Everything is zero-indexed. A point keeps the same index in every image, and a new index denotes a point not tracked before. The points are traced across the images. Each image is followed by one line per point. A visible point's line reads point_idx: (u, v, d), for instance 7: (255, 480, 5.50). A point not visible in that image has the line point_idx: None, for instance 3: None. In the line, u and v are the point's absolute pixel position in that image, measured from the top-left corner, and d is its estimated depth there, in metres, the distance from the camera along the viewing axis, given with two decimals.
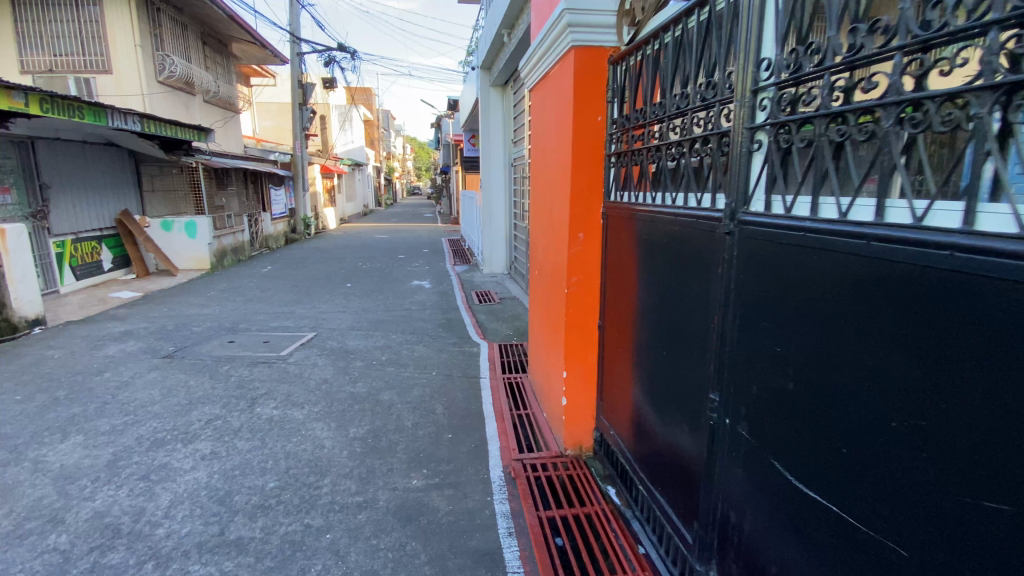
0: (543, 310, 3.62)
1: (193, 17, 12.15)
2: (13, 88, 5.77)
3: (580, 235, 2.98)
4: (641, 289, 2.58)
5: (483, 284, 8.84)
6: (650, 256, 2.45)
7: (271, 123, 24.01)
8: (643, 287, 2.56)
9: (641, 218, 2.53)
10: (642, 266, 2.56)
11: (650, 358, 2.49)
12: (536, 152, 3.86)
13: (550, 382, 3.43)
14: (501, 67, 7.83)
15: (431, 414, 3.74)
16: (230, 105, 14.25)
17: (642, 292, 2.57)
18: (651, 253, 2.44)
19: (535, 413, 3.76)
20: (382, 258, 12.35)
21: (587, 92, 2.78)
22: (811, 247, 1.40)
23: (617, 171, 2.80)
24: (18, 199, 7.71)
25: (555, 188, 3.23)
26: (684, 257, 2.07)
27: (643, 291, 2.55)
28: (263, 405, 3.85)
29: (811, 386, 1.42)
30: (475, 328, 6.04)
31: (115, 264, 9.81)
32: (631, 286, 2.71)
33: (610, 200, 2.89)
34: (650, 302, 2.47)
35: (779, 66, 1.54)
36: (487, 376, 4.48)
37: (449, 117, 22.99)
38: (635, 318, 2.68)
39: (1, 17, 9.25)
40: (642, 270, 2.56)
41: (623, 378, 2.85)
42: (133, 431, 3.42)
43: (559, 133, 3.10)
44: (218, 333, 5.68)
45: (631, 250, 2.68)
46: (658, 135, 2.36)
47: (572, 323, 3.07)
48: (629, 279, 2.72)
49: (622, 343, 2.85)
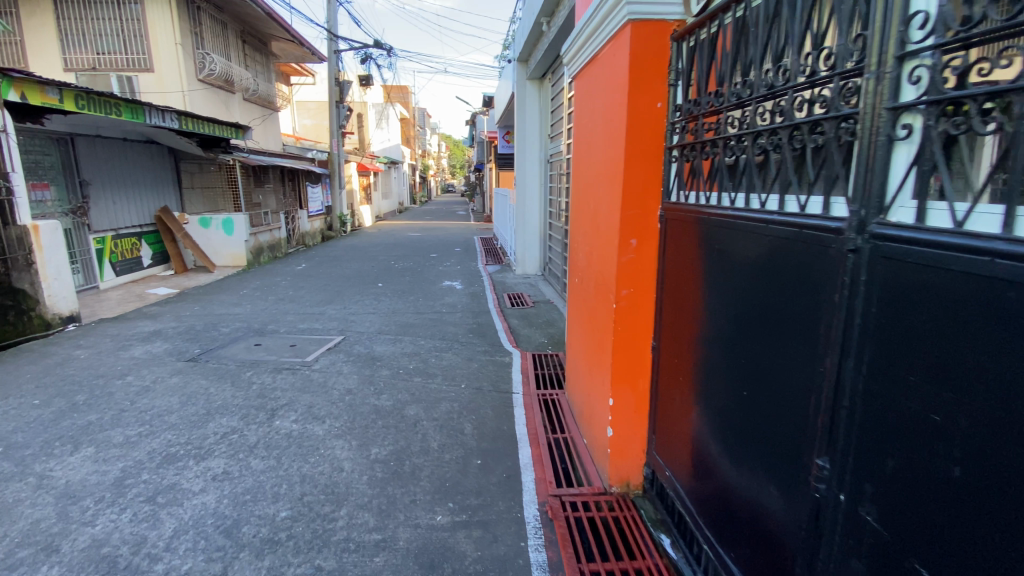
0: (584, 324, 3.21)
1: (233, 15, 12.27)
2: (48, 84, 5.79)
3: (632, 242, 2.56)
4: (709, 310, 2.15)
5: (516, 286, 8.47)
6: (725, 272, 2.02)
7: (310, 121, 24.51)
8: (712, 308, 2.13)
9: (712, 225, 2.10)
10: (711, 281, 2.13)
11: (721, 394, 2.06)
12: (579, 146, 3.44)
13: (593, 408, 3.03)
14: (539, 57, 7.44)
15: (459, 435, 3.39)
16: (269, 104, 14.40)
17: (711, 313, 2.14)
18: (726, 267, 2.01)
19: (575, 439, 3.36)
20: (414, 256, 12.17)
21: (644, 74, 2.36)
22: (1001, 278, 0.97)
23: (680, 167, 2.37)
24: (58, 195, 7.89)
25: (603, 186, 2.81)
26: (777, 277, 1.64)
27: (713, 314, 2.12)
28: (283, 418, 3.60)
29: (994, 478, 0.99)
30: (508, 335, 5.67)
31: (154, 260, 10.01)
32: (695, 304, 2.28)
33: (670, 201, 2.46)
34: (723, 327, 2.04)
35: (944, 19, 1.08)
36: (521, 391, 4.09)
37: (485, 114, 22.73)
38: (700, 343, 2.25)
39: (46, 17, 9.48)
40: (711, 288, 2.13)
41: (682, 412, 2.43)
42: (146, 444, 3.25)
43: (609, 123, 2.68)
44: (245, 335, 5.54)
45: (696, 262, 2.25)
46: (740, 122, 1.90)
47: (622, 344, 2.65)
48: (693, 296, 2.30)
49: (682, 371, 2.42)
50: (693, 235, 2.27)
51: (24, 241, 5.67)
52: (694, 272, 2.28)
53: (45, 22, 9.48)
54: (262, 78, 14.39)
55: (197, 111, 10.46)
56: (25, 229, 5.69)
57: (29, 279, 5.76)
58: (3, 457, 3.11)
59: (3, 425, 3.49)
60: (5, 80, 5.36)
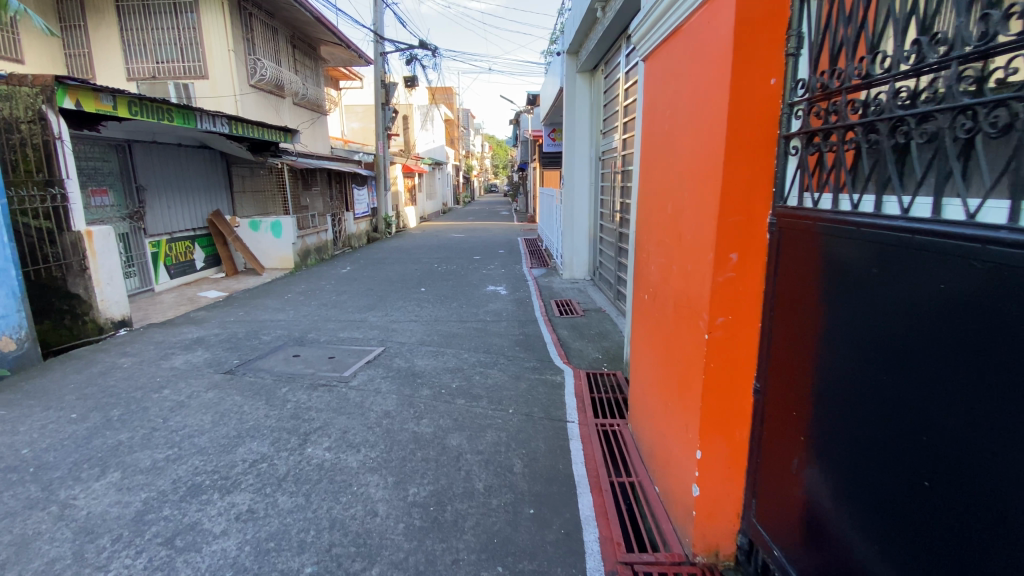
0: (658, 351, 2.74)
1: (284, 21, 12.43)
2: (101, 90, 5.79)
3: (732, 256, 2.05)
4: (847, 356, 1.66)
5: (564, 292, 7.98)
6: (879, 311, 1.53)
7: (358, 124, 24.95)
8: (849, 354, 1.66)
9: (857, 247, 1.61)
10: (849, 320, 1.65)
11: (869, 472, 1.58)
12: (651, 142, 2.98)
13: (671, 455, 2.54)
14: (592, 47, 6.93)
15: (508, 475, 2.96)
16: (318, 107, 14.55)
17: (849, 360, 1.66)
18: (881, 305, 1.52)
19: (644, 486, 2.85)
20: (457, 259, 11.89)
21: (752, 44, 1.89)
22: None
23: (801, 161, 1.87)
24: (116, 201, 8.08)
25: (690, 185, 2.31)
26: (1004, 338, 1.16)
27: (854, 362, 1.63)
28: (315, 445, 3.29)
29: None
30: (558, 348, 5.18)
31: (206, 263, 10.20)
32: (819, 344, 1.79)
33: (784, 205, 1.97)
34: (872, 382, 1.56)
35: None
36: (576, 419, 3.61)
37: (529, 113, 22.30)
38: (825, 397, 1.77)
39: (109, 27, 9.76)
40: (851, 328, 1.65)
41: (796, 478, 1.94)
42: (172, 471, 3.00)
43: (701, 108, 2.20)
44: (284, 345, 5.34)
45: (824, 291, 1.76)
46: (919, 95, 1.39)
47: (715, 385, 2.15)
48: (815, 333, 1.81)
49: (796, 426, 1.93)
50: (820, 256, 1.78)
51: (77, 247, 5.68)
52: (819, 302, 1.79)
53: (108, 32, 9.76)
54: (311, 82, 14.54)
55: (248, 115, 10.62)
56: (79, 235, 5.69)
57: (81, 284, 5.79)
58: (31, 480, 2.89)
59: (38, 441, 3.30)
60: (60, 88, 5.34)
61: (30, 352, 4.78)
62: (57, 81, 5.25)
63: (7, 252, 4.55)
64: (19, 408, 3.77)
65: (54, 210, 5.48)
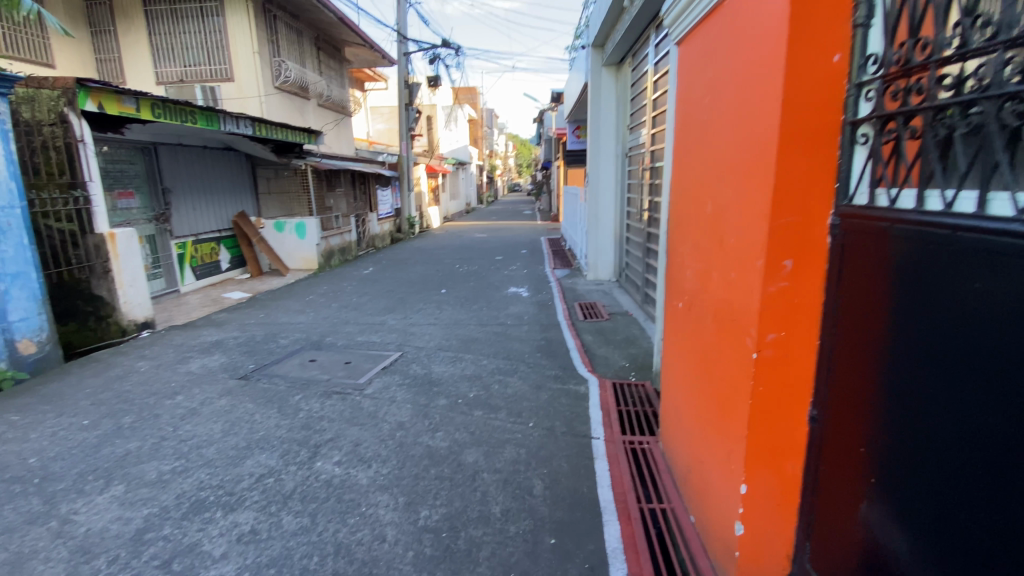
0: (693, 367, 2.49)
1: (309, 22, 12.48)
2: (124, 93, 5.84)
3: (784, 264, 1.79)
4: (928, 387, 1.38)
5: (589, 293, 7.69)
6: (974, 334, 1.25)
7: (383, 125, 25.13)
8: (931, 383, 1.38)
9: (945, 256, 1.33)
10: (932, 343, 1.37)
11: (960, 531, 1.30)
12: (686, 135, 2.71)
13: (710, 484, 2.28)
14: (619, 38, 6.63)
15: (527, 498, 2.72)
16: (342, 108, 14.61)
17: (932, 391, 1.38)
18: (977, 327, 1.24)
19: (679, 515, 2.57)
20: (479, 260, 11.69)
21: (811, 20, 1.63)
22: None
23: (873, 150, 1.56)
24: (143, 203, 8.19)
25: (734, 183, 2.05)
26: None
27: (938, 395, 1.35)
28: (324, 459, 3.12)
29: None
30: (582, 355, 4.90)
31: (232, 264, 10.30)
32: (889, 369, 1.52)
33: (849, 203, 1.66)
34: (965, 422, 1.28)
35: None
36: (602, 436, 3.35)
37: (553, 110, 21.91)
38: (896, 432, 1.50)
39: (138, 32, 9.93)
40: (933, 354, 1.37)
41: (856, 523, 1.66)
42: (177, 485, 2.87)
43: (747, 96, 1.94)
44: (301, 350, 5.23)
45: (895, 308, 1.49)
46: None
47: (763, 410, 1.89)
48: (882, 357, 1.54)
49: (857, 464, 1.65)
50: (890, 266, 1.50)
51: (100, 249, 5.72)
52: (889, 320, 1.51)
53: (137, 37, 9.94)
54: (335, 84, 14.58)
55: (272, 116, 10.67)
56: (102, 238, 5.73)
57: (104, 286, 5.83)
58: (35, 492, 2.81)
59: (47, 449, 3.24)
60: (83, 91, 5.40)
61: (52, 354, 4.83)
62: (80, 83, 5.32)
63: (27, 255, 4.58)
64: (33, 414, 3.74)
65: (77, 212, 5.51)
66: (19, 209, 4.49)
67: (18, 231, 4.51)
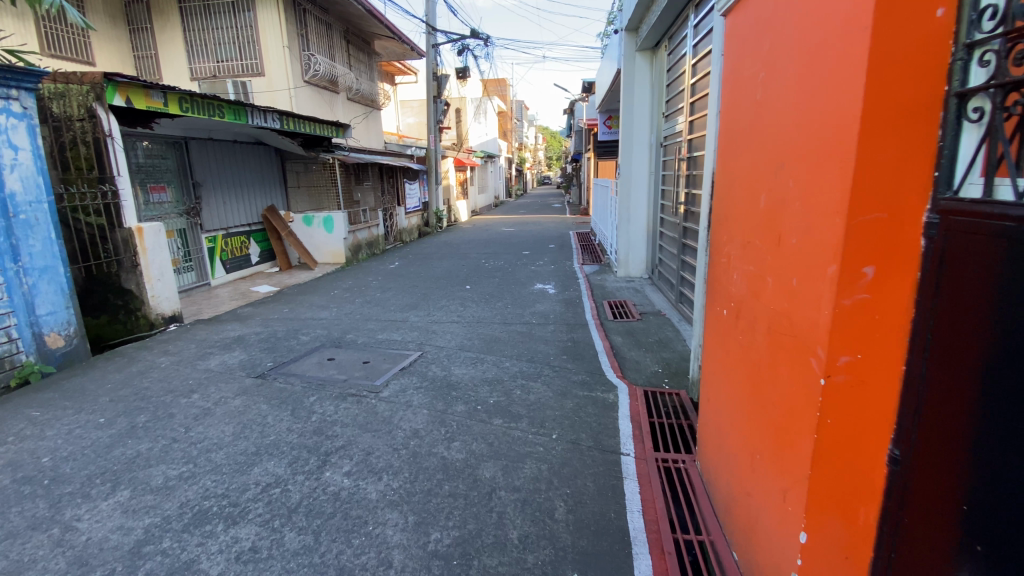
0: (740, 385, 2.19)
1: (338, 16, 12.42)
2: (152, 87, 5.83)
3: (866, 271, 1.46)
4: None
5: (619, 291, 7.34)
6: None
7: (413, 119, 25.18)
8: None
9: None
10: None
11: None
12: (735, 115, 2.36)
13: (758, 522, 1.98)
14: (656, 21, 6.21)
15: (548, 522, 2.47)
16: (371, 101, 14.55)
17: None
18: None
19: (720, 551, 2.26)
20: (506, 254, 11.43)
21: None
22: None
23: (991, 129, 1.17)
24: (174, 198, 8.28)
25: (799, 172, 1.71)
26: None
27: None
28: (334, 469, 2.94)
29: None
30: (611, 359, 4.59)
31: (261, 257, 10.40)
32: (1005, 411, 1.17)
33: (952, 198, 1.27)
34: None
35: None
36: (633, 452, 3.05)
37: (584, 102, 21.34)
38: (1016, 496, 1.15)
39: (172, 28, 10.05)
40: None
41: None
42: (182, 493, 2.75)
43: (818, 68, 1.61)
44: (321, 347, 5.11)
45: (1013, 331, 1.14)
46: None
47: (831, 446, 1.59)
48: (995, 395, 1.19)
49: (952, 526, 1.32)
50: (1002, 278, 1.16)
51: (128, 244, 5.75)
52: (1002, 349, 1.17)
53: (172, 33, 10.07)
54: (365, 77, 14.54)
55: (302, 110, 10.64)
56: (130, 232, 5.76)
57: (133, 280, 5.87)
58: (41, 495, 2.74)
59: (61, 449, 3.19)
60: (110, 85, 5.37)
61: (79, 348, 4.87)
62: (107, 78, 5.30)
63: (55, 249, 4.59)
64: (54, 410, 3.73)
65: (105, 206, 5.52)
66: (46, 204, 4.49)
67: (46, 226, 4.51)
